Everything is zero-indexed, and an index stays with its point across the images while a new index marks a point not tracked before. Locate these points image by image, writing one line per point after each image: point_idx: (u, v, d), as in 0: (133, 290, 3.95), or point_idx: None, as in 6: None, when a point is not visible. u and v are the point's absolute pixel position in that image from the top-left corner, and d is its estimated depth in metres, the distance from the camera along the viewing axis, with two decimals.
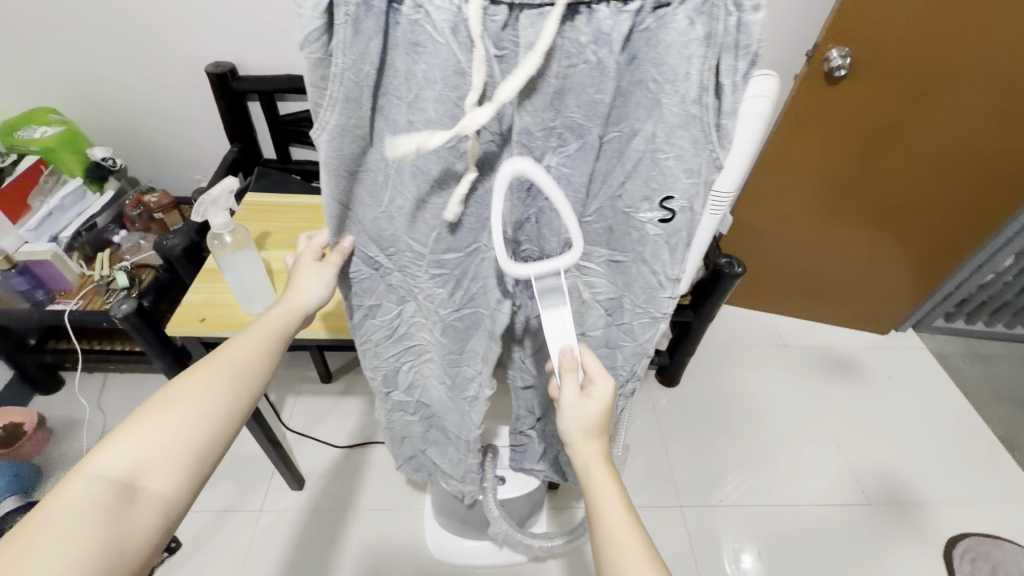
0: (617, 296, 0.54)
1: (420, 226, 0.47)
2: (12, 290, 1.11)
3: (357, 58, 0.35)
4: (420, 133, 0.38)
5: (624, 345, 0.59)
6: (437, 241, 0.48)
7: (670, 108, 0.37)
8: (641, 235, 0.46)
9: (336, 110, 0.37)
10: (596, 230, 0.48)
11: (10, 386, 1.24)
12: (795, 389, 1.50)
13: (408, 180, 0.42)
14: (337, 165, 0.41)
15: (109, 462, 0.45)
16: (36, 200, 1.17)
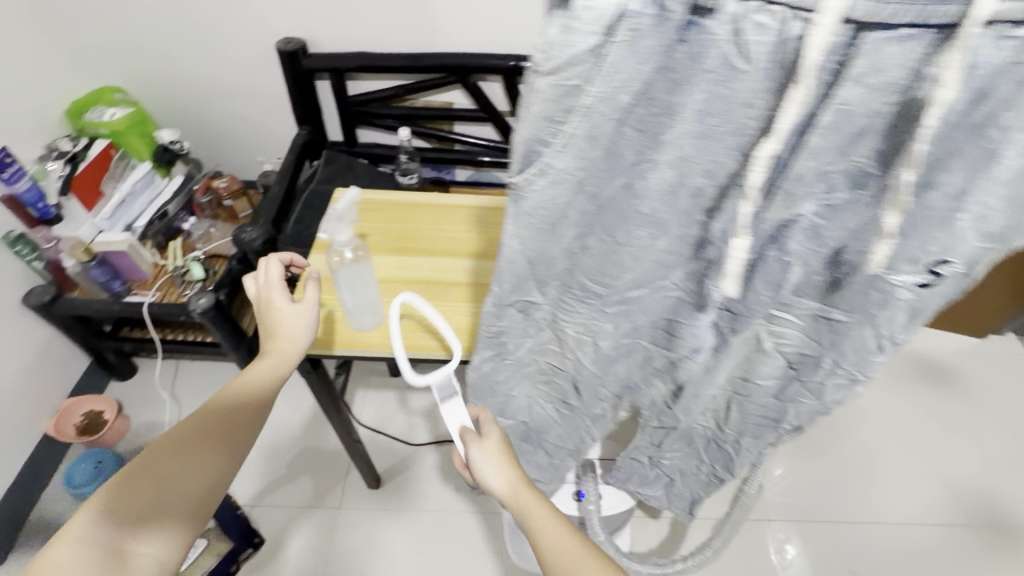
0: (813, 352, 0.46)
1: (611, 262, 0.37)
2: (93, 281, 1.08)
3: (619, 88, 0.25)
4: (665, 176, 0.30)
5: (802, 399, 0.51)
6: (625, 279, 0.38)
7: (1005, 162, 0.30)
8: (887, 298, 0.38)
9: (569, 153, 0.28)
10: (820, 284, 0.40)
11: (87, 372, 1.24)
12: (885, 398, 1.40)
13: (617, 224, 0.33)
14: (538, 210, 0.32)
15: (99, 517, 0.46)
16: (108, 186, 1.11)
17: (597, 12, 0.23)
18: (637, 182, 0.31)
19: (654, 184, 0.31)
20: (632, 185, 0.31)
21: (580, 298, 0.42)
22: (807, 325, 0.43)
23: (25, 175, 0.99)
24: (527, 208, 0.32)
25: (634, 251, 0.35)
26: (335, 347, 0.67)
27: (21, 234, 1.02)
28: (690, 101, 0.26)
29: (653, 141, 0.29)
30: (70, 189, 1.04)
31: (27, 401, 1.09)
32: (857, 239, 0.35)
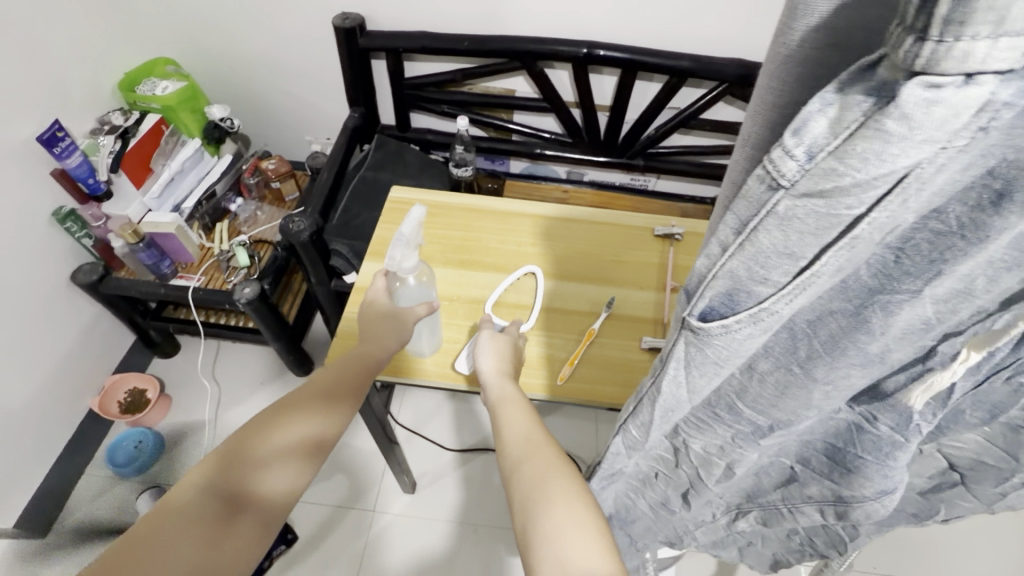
0: (988, 463, 0.36)
1: (793, 394, 0.26)
2: (140, 263, 1.05)
3: (904, 215, 0.16)
4: (923, 310, 0.21)
5: (962, 502, 0.40)
6: (807, 410, 0.27)
7: None
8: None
9: (802, 296, 0.20)
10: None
11: (133, 350, 1.24)
12: None
13: (831, 354, 0.23)
14: (732, 355, 0.23)
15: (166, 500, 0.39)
16: (158, 163, 1.08)
17: (945, 114, 0.13)
18: (874, 318, 0.22)
19: (897, 323, 0.22)
20: (862, 323, 0.22)
21: (724, 424, 0.31)
22: (991, 434, 0.34)
23: (76, 151, 0.96)
24: (716, 356, 0.23)
25: (836, 389, 0.26)
26: (395, 375, 0.61)
27: (71, 210, 1.00)
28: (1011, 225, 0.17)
29: (924, 270, 0.19)
30: (120, 165, 1.00)
31: (73, 378, 1.09)
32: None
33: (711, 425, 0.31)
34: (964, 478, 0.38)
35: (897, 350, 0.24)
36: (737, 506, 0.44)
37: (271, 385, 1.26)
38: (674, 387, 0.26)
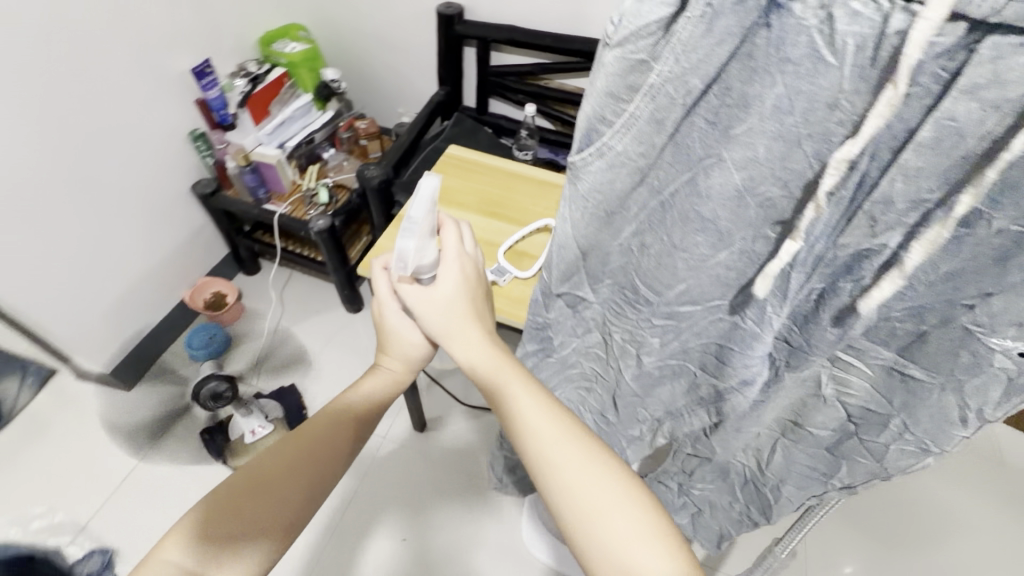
0: (878, 409, 0.41)
1: (662, 270, 0.36)
2: (244, 185, 1.27)
3: (690, 68, 0.25)
4: (734, 178, 0.29)
5: (859, 459, 0.45)
6: (678, 294, 0.37)
7: None
8: (973, 362, 0.33)
9: (629, 134, 0.28)
10: (890, 333, 0.35)
11: (224, 262, 1.47)
12: None
13: (678, 220, 0.32)
14: (598, 197, 0.32)
15: (178, 553, 0.44)
16: (275, 107, 1.29)
17: None
18: (702, 183, 0.30)
19: (719, 189, 0.30)
20: (695, 184, 0.30)
21: (632, 306, 0.42)
22: (878, 380, 0.39)
23: (217, 86, 1.21)
24: (580, 191, 0.33)
25: (691, 261, 0.34)
26: None
27: (203, 133, 1.24)
28: (772, 95, 0.25)
29: (723, 136, 0.28)
30: (245, 103, 1.21)
31: (174, 270, 1.32)
32: (948, 287, 0.30)
33: (613, 300, 0.42)
34: (858, 429, 0.43)
35: (736, 229, 0.31)
36: (660, 423, 0.54)
37: (325, 314, 1.44)
38: (566, 236, 0.36)
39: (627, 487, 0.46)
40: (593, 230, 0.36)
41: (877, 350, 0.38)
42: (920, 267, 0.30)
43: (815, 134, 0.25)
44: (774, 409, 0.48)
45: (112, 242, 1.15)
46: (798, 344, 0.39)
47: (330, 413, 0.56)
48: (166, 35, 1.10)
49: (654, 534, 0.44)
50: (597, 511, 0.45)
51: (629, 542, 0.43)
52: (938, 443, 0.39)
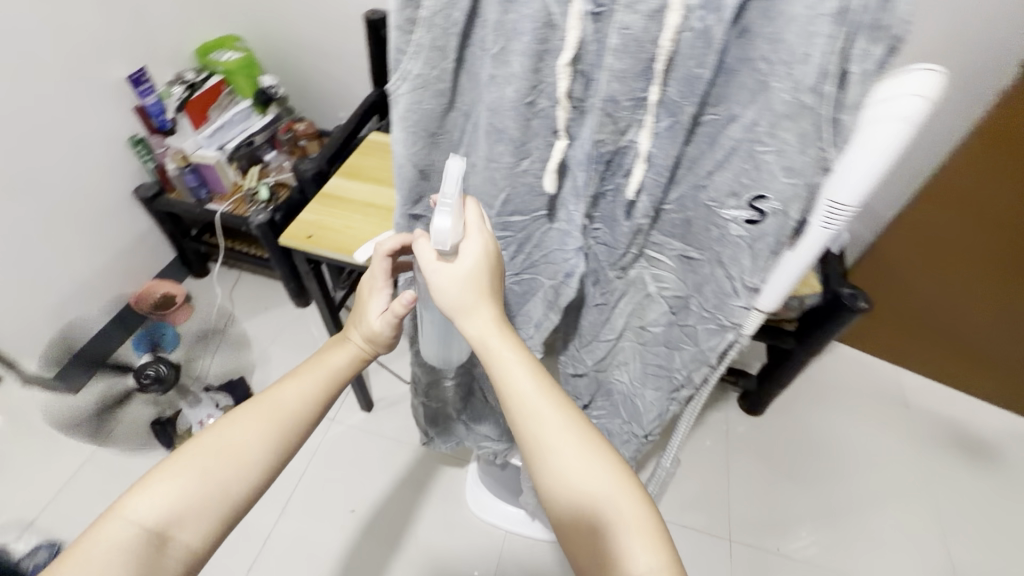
0: (684, 295, 0.51)
1: (487, 185, 0.45)
2: (185, 186, 1.33)
3: (447, 3, 0.34)
4: (504, 91, 0.37)
5: (684, 347, 0.55)
6: (505, 204, 0.46)
7: (777, 95, 0.34)
8: (721, 234, 0.43)
9: (420, 59, 0.37)
10: (666, 220, 0.46)
11: (171, 266, 1.51)
12: (903, 458, 1.30)
13: (483, 138, 0.41)
14: (416, 120, 0.41)
15: (139, 507, 0.47)
16: (214, 113, 1.36)
17: None
18: (486, 98, 0.39)
19: (497, 101, 0.38)
20: (484, 101, 0.39)
21: None
22: (678, 268, 0.49)
23: (153, 93, 1.27)
24: (401, 115, 0.41)
25: (503, 170, 0.43)
26: (336, 253, 0.78)
27: (143, 138, 1.30)
28: (511, 16, 0.34)
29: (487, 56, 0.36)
30: (183, 107, 1.29)
31: (119, 274, 1.36)
32: (687, 169, 0.41)
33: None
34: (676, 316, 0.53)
35: (525, 136, 0.40)
36: (536, 345, 0.61)
37: (274, 310, 1.49)
38: (403, 160, 0.44)
39: (609, 464, 0.42)
40: (424, 154, 0.44)
41: (669, 240, 0.47)
42: (659, 155, 0.39)
43: (547, 48, 0.35)
44: (617, 314, 0.57)
45: (54, 245, 1.18)
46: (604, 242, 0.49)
47: (295, 382, 0.56)
48: (100, 46, 1.16)
49: (628, 502, 0.41)
50: (575, 484, 0.42)
51: (600, 508, 0.41)
52: (726, 316, 0.49)
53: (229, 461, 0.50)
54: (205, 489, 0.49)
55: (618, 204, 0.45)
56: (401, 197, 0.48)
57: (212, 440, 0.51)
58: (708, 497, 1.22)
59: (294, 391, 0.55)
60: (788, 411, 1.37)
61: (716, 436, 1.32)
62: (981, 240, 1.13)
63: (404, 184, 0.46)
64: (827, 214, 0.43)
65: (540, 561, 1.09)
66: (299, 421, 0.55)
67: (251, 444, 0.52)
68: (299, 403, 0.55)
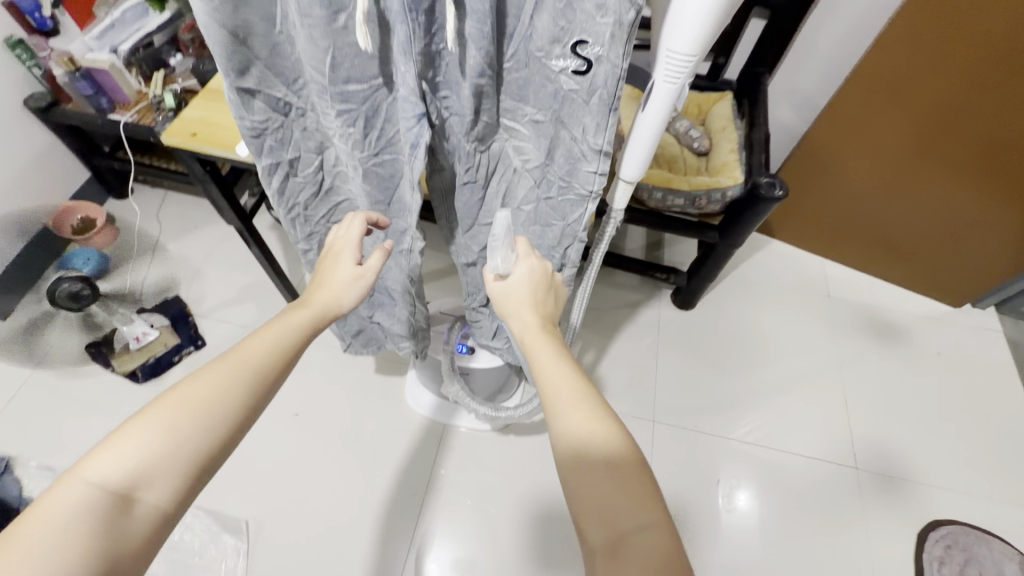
0: (543, 165, 0.51)
1: (311, 48, 0.42)
2: (80, 94, 1.22)
3: None
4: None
5: (552, 223, 0.57)
6: (336, 70, 0.43)
7: None
8: (557, 88, 0.42)
9: None
10: (508, 81, 0.44)
11: (88, 186, 1.43)
12: (820, 342, 1.39)
13: None
14: None
15: (102, 466, 0.39)
16: (100, 10, 1.22)
17: None
18: None
19: None
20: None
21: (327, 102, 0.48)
22: (532, 134, 0.49)
23: None
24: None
25: (321, 28, 0.40)
26: (222, 151, 0.75)
27: (21, 40, 1.16)
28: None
29: None
30: (60, 2, 1.16)
31: (28, 194, 1.29)
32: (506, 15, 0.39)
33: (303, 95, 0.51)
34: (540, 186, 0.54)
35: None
36: (417, 230, 0.61)
37: (205, 228, 1.44)
38: (209, 20, 0.41)
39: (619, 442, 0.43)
40: (229, 12, 0.42)
41: (517, 104, 0.46)
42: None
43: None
44: (489, 195, 0.57)
45: None
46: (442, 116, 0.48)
47: (267, 332, 0.48)
48: None
49: (642, 502, 0.41)
50: (596, 476, 0.42)
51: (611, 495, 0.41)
52: (581, 185, 0.50)
53: (197, 417, 0.41)
54: (176, 444, 0.40)
55: (455, 64, 0.43)
56: (226, 67, 0.45)
57: (178, 396, 0.42)
58: (637, 385, 1.31)
59: (262, 347, 0.47)
60: (718, 305, 1.43)
61: (649, 332, 1.39)
62: (901, 129, 1.14)
63: (221, 48, 0.44)
64: (666, 67, 0.42)
65: (478, 448, 1.17)
66: (269, 378, 0.46)
67: (222, 399, 0.43)
68: (268, 361, 0.46)
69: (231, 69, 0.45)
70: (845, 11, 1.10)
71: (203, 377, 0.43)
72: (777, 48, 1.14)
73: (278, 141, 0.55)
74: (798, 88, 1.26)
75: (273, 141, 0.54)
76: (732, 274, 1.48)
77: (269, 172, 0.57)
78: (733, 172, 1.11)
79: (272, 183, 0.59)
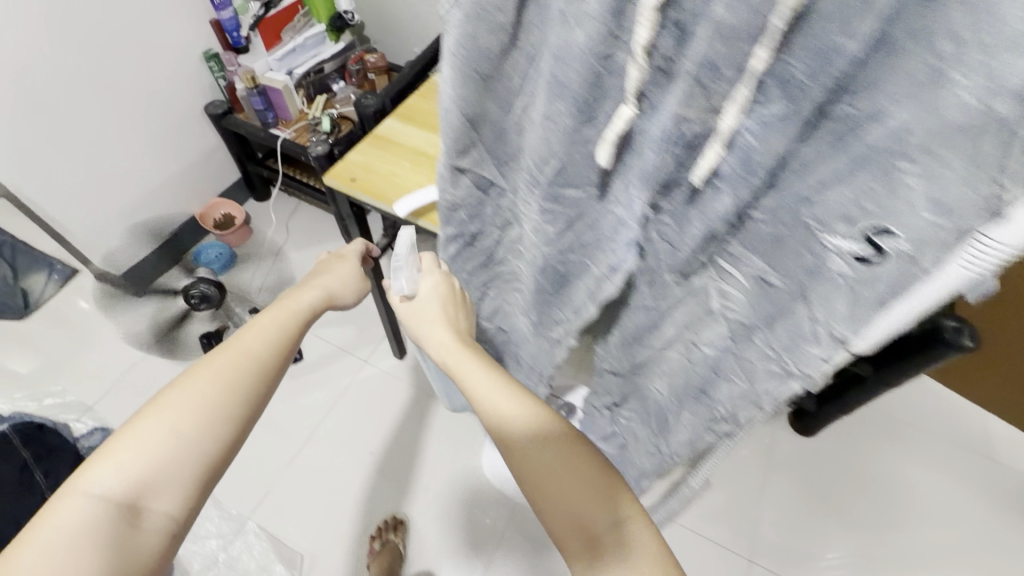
0: (752, 325, 0.41)
1: (541, 147, 0.37)
2: (252, 108, 1.31)
3: None
4: (573, 36, 0.29)
5: (735, 382, 0.45)
6: (556, 173, 0.38)
7: (955, 93, 0.23)
8: (818, 262, 0.33)
9: None
10: (759, 230, 0.35)
11: (236, 186, 1.54)
12: (972, 517, 1.15)
13: (543, 92, 0.33)
14: (461, 58, 0.34)
15: (102, 480, 0.41)
16: (287, 35, 1.32)
17: None
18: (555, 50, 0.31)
19: (563, 49, 0.30)
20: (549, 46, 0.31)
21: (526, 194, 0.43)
22: (751, 288, 0.39)
23: (229, 6, 1.24)
24: (451, 48, 0.34)
25: (561, 134, 0.35)
26: (375, 200, 0.75)
27: (217, 53, 1.29)
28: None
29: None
30: (256, 26, 1.25)
31: (185, 187, 1.40)
32: (784, 168, 0.31)
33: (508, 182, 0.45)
34: (733, 341, 0.44)
35: (590, 102, 0.32)
36: (570, 332, 0.55)
37: (325, 243, 1.50)
38: (449, 104, 0.38)
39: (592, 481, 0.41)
40: (470, 101, 0.37)
41: (746, 252, 0.38)
42: (760, 149, 0.30)
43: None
44: (671, 322, 0.48)
45: (123, 151, 1.22)
46: (662, 243, 0.40)
47: (259, 324, 0.50)
48: None
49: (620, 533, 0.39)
50: (552, 480, 0.41)
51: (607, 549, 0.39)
52: (798, 366, 0.39)
53: (200, 417, 0.44)
54: (180, 449, 0.42)
55: (698, 204, 0.36)
56: (446, 144, 0.42)
57: (179, 399, 0.44)
58: (735, 512, 1.15)
59: (262, 335, 0.49)
60: (847, 438, 1.24)
61: (759, 451, 1.22)
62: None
63: (448, 129, 0.40)
64: None
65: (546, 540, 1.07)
66: (258, 368, 0.48)
67: (222, 394, 0.45)
68: (268, 343, 0.49)
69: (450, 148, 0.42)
70: None
71: (197, 381, 0.45)
72: None
73: (471, 217, 0.51)
74: None
75: (465, 215, 0.50)
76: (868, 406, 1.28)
77: (448, 238, 0.55)
78: None
79: (447, 249, 0.56)
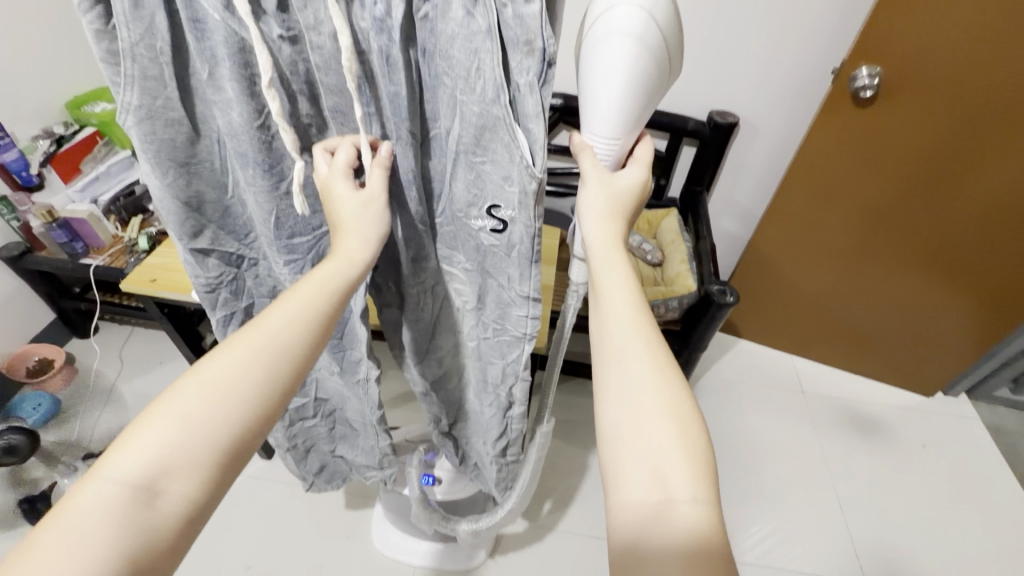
0: (477, 307, 0.57)
1: (261, 210, 0.48)
2: (56, 242, 1.25)
3: (144, 32, 0.37)
4: (232, 116, 0.41)
5: (494, 361, 0.62)
6: (280, 228, 0.50)
7: (468, 106, 0.39)
8: (478, 242, 0.49)
9: (135, 91, 0.39)
10: (444, 233, 0.52)
11: (51, 327, 1.42)
12: (804, 443, 1.35)
13: (236, 164, 0.45)
14: (156, 150, 0.43)
15: (121, 460, 0.35)
16: (88, 166, 1.30)
17: None
18: (226, 129, 0.43)
19: (231, 129, 0.42)
20: (224, 130, 0.43)
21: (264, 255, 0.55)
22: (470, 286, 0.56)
23: (13, 148, 1.20)
24: (142, 146, 0.43)
25: (264, 192, 0.47)
26: (179, 295, 0.78)
27: (4, 196, 1.23)
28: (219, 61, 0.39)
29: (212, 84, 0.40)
30: (48, 162, 1.24)
31: None
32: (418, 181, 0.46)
33: (246, 243, 0.55)
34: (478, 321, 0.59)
35: (285, 167, 0.46)
36: (370, 361, 0.66)
37: (169, 364, 1.43)
38: (162, 192, 0.47)
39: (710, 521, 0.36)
40: (182, 186, 0.47)
41: (453, 249, 0.53)
42: (402, 165, 0.45)
43: (254, 73, 0.39)
44: (437, 327, 0.62)
45: None
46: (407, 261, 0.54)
47: (280, 306, 0.41)
48: None
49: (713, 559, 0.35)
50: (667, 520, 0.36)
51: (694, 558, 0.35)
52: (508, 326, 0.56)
53: (214, 423, 0.37)
54: (192, 442, 0.36)
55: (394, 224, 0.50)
56: (177, 233, 0.50)
57: (201, 406, 0.37)
58: None
59: (282, 320, 0.41)
60: None
61: None
62: (850, 227, 1.21)
63: (173, 216, 0.49)
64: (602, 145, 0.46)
65: None
66: (301, 350, 0.41)
67: (235, 407, 0.38)
68: (280, 335, 0.40)
69: (183, 232, 0.50)
70: (763, 138, 1.24)
71: (210, 397, 0.37)
72: (708, 170, 1.28)
73: (235, 290, 0.59)
74: (736, 200, 1.37)
75: (231, 287, 0.58)
76: (705, 378, 1.48)
77: (224, 321, 0.61)
78: (687, 281, 1.16)
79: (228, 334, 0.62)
